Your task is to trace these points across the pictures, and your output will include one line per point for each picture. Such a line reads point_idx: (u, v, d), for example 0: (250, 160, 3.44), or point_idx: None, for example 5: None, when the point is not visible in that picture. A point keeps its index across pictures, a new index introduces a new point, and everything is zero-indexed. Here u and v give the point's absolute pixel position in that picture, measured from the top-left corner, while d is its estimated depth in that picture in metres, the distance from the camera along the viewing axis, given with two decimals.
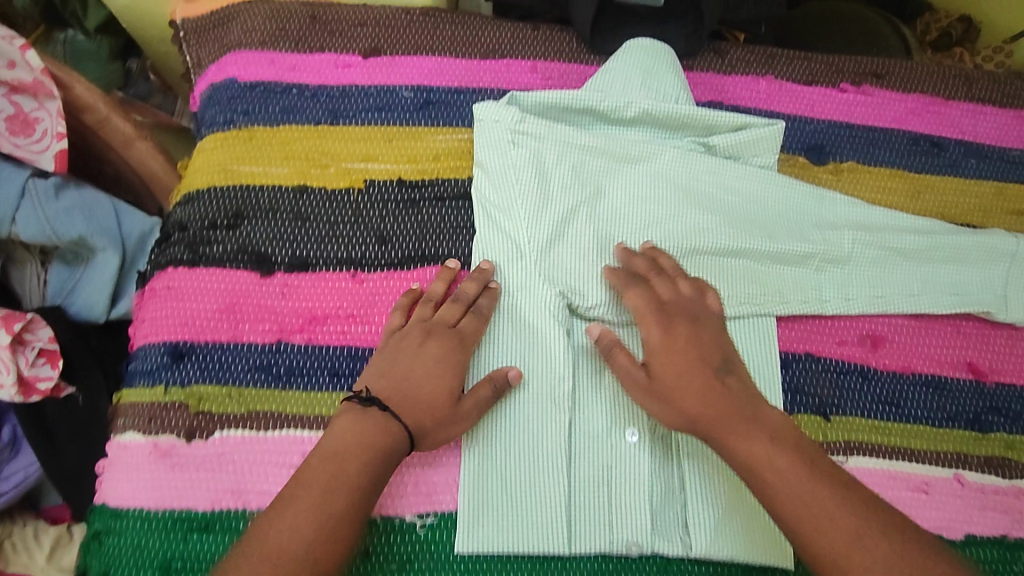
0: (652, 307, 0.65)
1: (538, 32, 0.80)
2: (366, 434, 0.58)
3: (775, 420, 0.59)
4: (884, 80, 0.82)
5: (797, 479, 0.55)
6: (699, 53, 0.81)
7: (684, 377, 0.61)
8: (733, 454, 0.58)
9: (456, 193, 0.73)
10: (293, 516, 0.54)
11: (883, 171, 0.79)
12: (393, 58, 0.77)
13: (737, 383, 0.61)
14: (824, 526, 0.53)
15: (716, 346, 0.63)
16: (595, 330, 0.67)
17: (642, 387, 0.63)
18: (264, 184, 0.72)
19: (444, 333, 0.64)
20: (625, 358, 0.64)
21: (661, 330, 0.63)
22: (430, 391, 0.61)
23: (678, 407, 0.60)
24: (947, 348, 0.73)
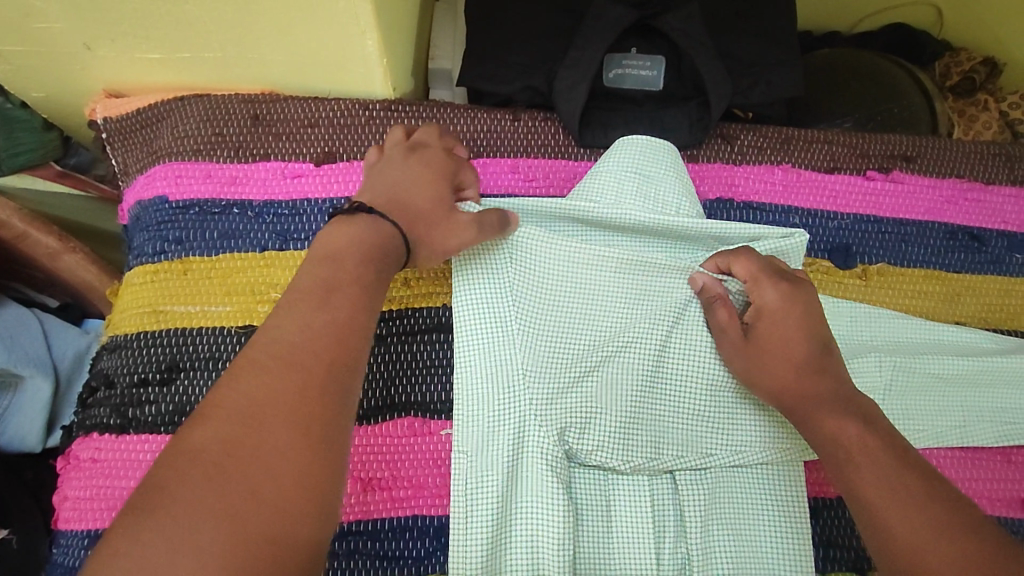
0: (768, 268, 0.58)
1: (519, 122, 0.69)
2: (377, 224, 0.51)
3: (876, 413, 0.53)
4: (914, 163, 0.72)
5: (884, 464, 0.48)
6: (705, 142, 0.70)
7: (790, 342, 0.56)
8: (818, 433, 0.52)
9: (429, 327, 0.62)
10: (298, 326, 0.44)
11: (918, 273, 0.69)
12: (351, 164, 0.67)
13: (837, 366, 0.55)
14: (896, 511, 0.46)
15: (824, 323, 0.57)
16: (698, 279, 0.61)
17: (739, 348, 0.58)
18: (203, 327, 0.61)
19: (427, 148, 0.58)
20: (729, 313, 0.59)
21: (778, 297, 0.57)
22: (422, 196, 0.55)
23: (770, 375, 0.56)
24: (999, 483, 0.63)
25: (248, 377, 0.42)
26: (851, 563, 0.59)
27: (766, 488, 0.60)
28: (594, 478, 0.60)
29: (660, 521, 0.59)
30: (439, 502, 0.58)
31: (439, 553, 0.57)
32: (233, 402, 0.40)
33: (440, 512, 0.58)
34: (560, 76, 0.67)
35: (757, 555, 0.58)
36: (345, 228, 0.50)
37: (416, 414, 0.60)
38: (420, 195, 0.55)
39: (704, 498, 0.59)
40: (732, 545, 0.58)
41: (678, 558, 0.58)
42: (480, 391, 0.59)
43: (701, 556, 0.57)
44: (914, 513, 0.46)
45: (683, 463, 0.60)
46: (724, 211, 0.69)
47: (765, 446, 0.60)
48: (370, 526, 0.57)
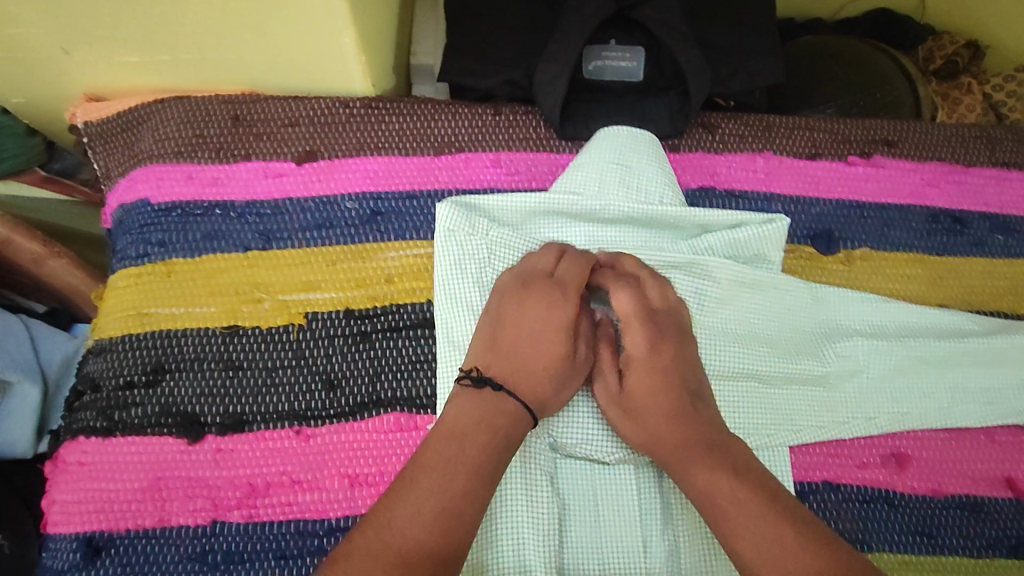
0: (639, 313, 0.58)
1: (500, 116, 0.69)
2: (500, 400, 0.52)
3: (751, 462, 0.51)
4: (896, 148, 0.72)
5: (752, 513, 0.46)
6: (686, 131, 0.70)
7: (654, 392, 0.55)
8: (690, 484, 0.50)
9: (414, 322, 0.62)
10: (414, 504, 0.45)
11: (901, 257, 0.69)
12: (332, 161, 0.67)
13: (705, 411, 0.55)
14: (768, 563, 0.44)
15: (693, 371, 0.58)
16: (597, 315, 0.62)
17: (614, 400, 0.57)
18: (187, 327, 0.61)
19: (543, 288, 0.57)
20: (609, 361, 0.58)
21: (646, 345, 0.57)
22: (544, 356, 0.56)
23: (643, 425, 0.55)
24: (983, 462, 0.64)
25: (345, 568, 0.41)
26: None
27: None
28: (579, 470, 0.60)
29: (645, 510, 0.59)
30: None
31: None
32: None
33: None
34: (540, 68, 0.67)
35: None
36: (465, 405, 0.52)
37: (402, 409, 0.60)
38: (540, 357, 0.55)
39: None
40: (718, 533, 0.58)
41: (664, 544, 0.58)
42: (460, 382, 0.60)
43: (688, 540, 0.58)
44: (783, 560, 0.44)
45: None
46: (706, 199, 0.69)
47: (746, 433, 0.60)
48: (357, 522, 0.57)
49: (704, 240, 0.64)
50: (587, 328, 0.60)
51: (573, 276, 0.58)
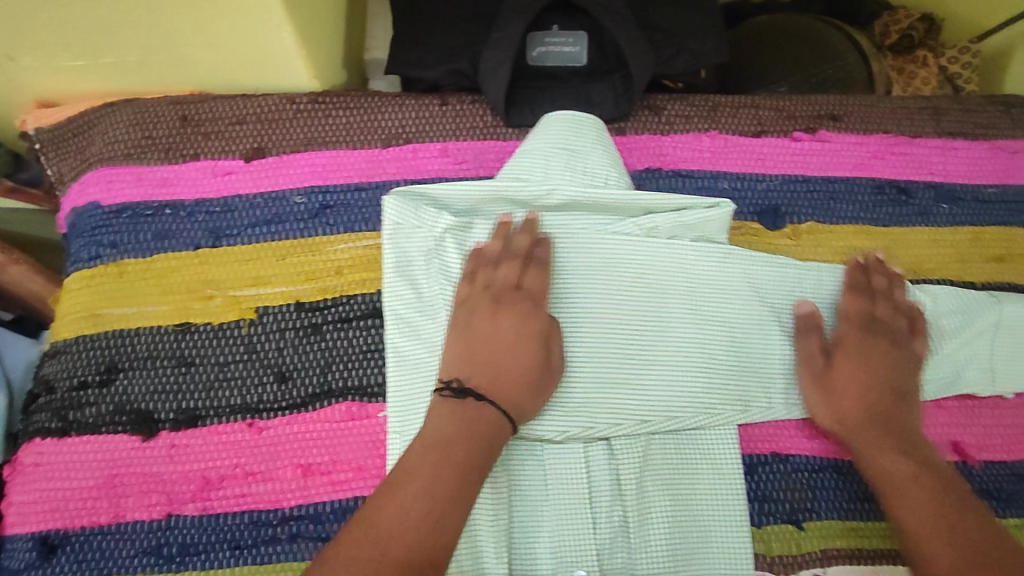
0: (866, 317, 0.64)
1: (447, 106, 0.70)
2: (479, 408, 0.54)
3: (934, 459, 0.58)
4: (841, 122, 0.72)
5: (925, 502, 0.55)
6: (632, 113, 0.71)
7: (860, 382, 0.62)
8: (872, 464, 0.59)
9: (364, 312, 0.63)
10: (403, 504, 0.47)
11: (845, 229, 0.70)
12: (280, 157, 0.67)
13: (905, 411, 0.61)
14: (931, 545, 0.53)
15: (906, 371, 0.63)
16: (806, 304, 0.65)
17: (816, 377, 0.62)
18: (140, 327, 0.62)
19: (514, 299, 0.59)
20: (815, 347, 0.63)
21: (857, 338, 0.63)
22: (522, 362, 0.57)
23: (836, 406, 0.61)
24: (929, 428, 0.64)
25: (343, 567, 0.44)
26: (786, 515, 0.62)
27: (694, 450, 0.61)
28: (528, 451, 0.60)
29: (596, 488, 0.60)
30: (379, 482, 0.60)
31: None
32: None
33: None
34: (484, 55, 0.67)
35: (692, 511, 0.60)
36: (447, 414, 0.53)
37: (353, 398, 0.61)
38: (516, 365, 0.56)
39: (638, 460, 0.60)
40: (664, 507, 0.59)
41: (613, 521, 0.59)
42: (412, 371, 0.61)
43: (636, 514, 0.59)
44: (944, 541, 0.53)
45: (619, 429, 0.60)
46: (652, 180, 0.70)
47: (697, 411, 0.62)
48: (310, 510, 0.59)
49: (651, 220, 0.64)
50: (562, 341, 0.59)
51: (535, 287, 0.60)
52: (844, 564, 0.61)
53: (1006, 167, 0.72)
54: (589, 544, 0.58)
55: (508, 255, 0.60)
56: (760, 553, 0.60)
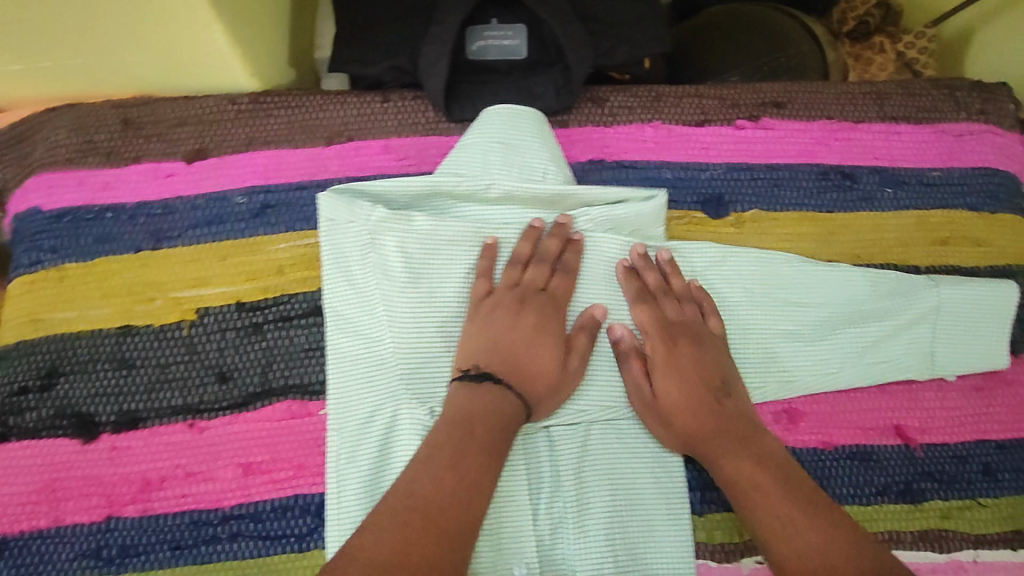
0: (661, 324, 0.62)
1: (389, 102, 0.70)
2: (498, 393, 0.57)
3: (777, 453, 0.58)
4: (785, 109, 0.72)
5: (774, 496, 0.54)
6: (574, 106, 0.70)
7: (685, 395, 0.59)
8: (719, 471, 0.57)
9: (305, 311, 0.64)
10: (435, 475, 0.51)
11: (790, 217, 0.70)
12: (222, 158, 0.67)
13: (732, 409, 0.60)
14: (782, 537, 0.51)
15: (719, 367, 0.61)
16: (619, 329, 0.63)
17: (647, 403, 0.61)
18: (81, 331, 0.62)
19: (538, 299, 0.62)
20: (640, 368, 0.61)
21: (666, 347, 0.61)
22: (537, 361, 0.60)
23: (673, 423, 0.59)
24: (870, 412, 0.66)
25: (385, 526, 0.47)
26: (727, 503, 0.62)
27: (632, 441, 0.62)
28: None
29: (538, 480, 0.61)
30: (318, 480, 0.60)
31: (321, 529, 0.59)
32: (378, 538, 0.45)
33: (321, 489, 0.60)
34: (425, 53, 0.67)
35: (631, 501, 0.60)
36: (472, 396, 0.57)
37: (294, 397, 0.62)
38: (535, 363, 0.60)
39: (576, 450, 0.61)
40: (603, 496, 0.60)
41: (553, 512, 0.60)
42: (353, 367, 0.61)
43: (575, 504, 0.59)
44: (792, 533, 0.51)
45: (554, 419, 0.61)
46: (596, 172, 0.69)
47: None
48: (250, 508, 0.59)
49: (587, 213, 0.65)
50: (583, 343, 0.62)
51: (561, 290, 0.63)
52: None
53: (950, 151, 0.72)
54: (529, 537, 0.58)
55: (535, 257, 0.63)
56: (702, 542, 0.61)
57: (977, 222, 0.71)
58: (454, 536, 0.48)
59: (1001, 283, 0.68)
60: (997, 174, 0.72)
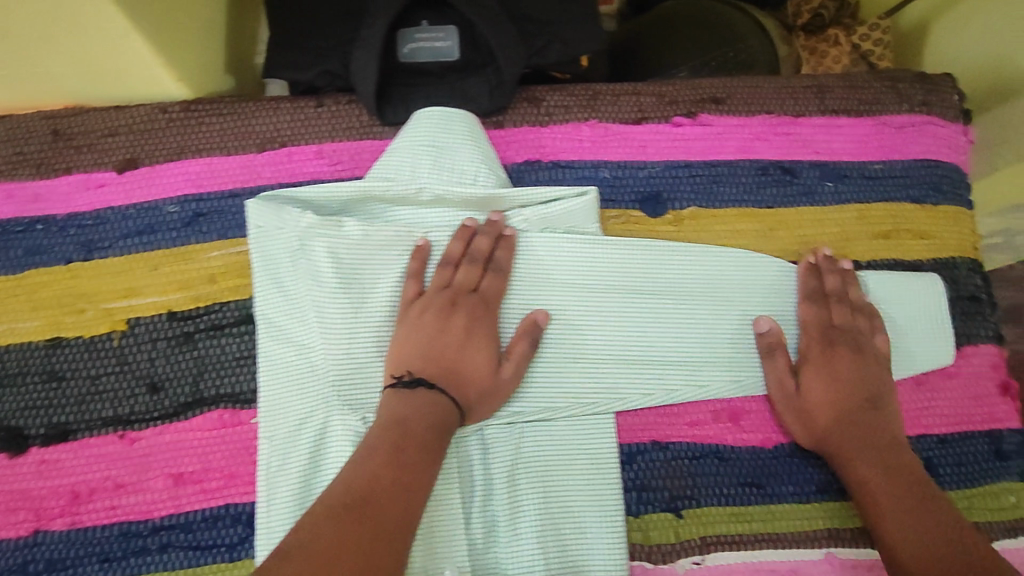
0: (823, 328, 0.64)
1: (323, 107, 0.69)
2: (429, 397, 0.57)
3: (911, 460, 0.59)
4: (724, 105, 0.71)
5: (901, 504, 0.56)
6: (510, 106, 0.70)
7: (830, 398, 0.61)
8: (852, 473, 0.59)
9: (237, 319, 0.64)
10: (366, 476, 0.51)
11: (729, 213, 0.69)
12: (153, 167, 0.66)
13: (878, 418, 0.61)
14: (902, 541, 0.54)
15: (875, 379, 0.62)
16: (764, 322, 0.64)
17: (789, 401, 0.62)
18: (11, 344, 0.63)
19: (468, 302, 0.61)
20: (783, 367, 0.63)
21: (823, 350, 0.63)
22: (470, 366, 0.60)
23: (812, 422, 0.61)
24: None
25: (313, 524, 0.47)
26: (662, 504, 0.62)
27: (565, 444, 0.62)
28: None
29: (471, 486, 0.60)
30: (250, 489, 0.60)
31: (252, 538, 0.59)
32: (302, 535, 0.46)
33: (252, 499, 0.60)
34: (356, 56, 0.65)
35: (565, 504, 0.60)
36: (405, 401, 0.57)
37: (225, 406, 0.62)
38: (467, 367, 0.59)
39: (510, 454, 0.61)
40: (536, 501, 0.60)
41: (486, 517, 0.60)
42: (284, 374, 0.61)
43: (508, 510, 0.59)
44: (918, 542, 0.54)
45: (489, 421, 0.61)
46: (531, 173, 0.69)
47: (571, 401, 0.62)
48: (181, 519, 0.59)
49: (520, 214, 0.65)
50: (522, 350, 0.61)
51: (492, 291, 0.62)
52: (726, 549, 0.62)
53: (892, 143, 0.71)
54: (461, 541, 0.58)
55: (467, 257, 0.62)
56: (638, 544, 0.61)
57: (919, 214, 0.70)
58: (381, 533, 0.48)
59: (928, 277, 0.68)
60: (940, 165, 0.72)
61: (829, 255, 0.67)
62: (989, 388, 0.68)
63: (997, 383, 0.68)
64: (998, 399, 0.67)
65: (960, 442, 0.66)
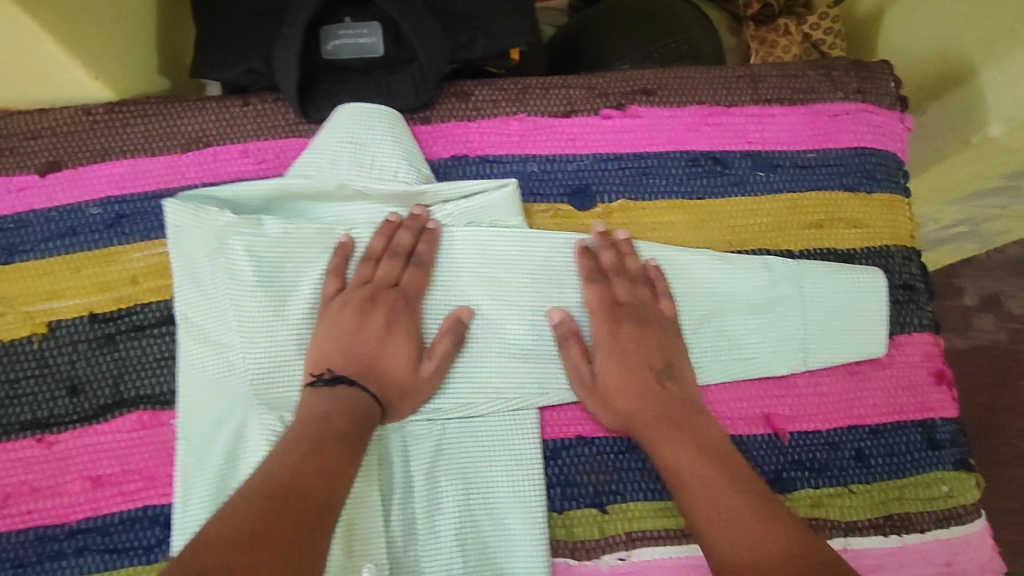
0: (606, 309, 0.63)
1: (249, 106, 0.68)
2: (351, 393, 0.56)
3: (715, 437, 0.59)
4: (655, 97, 0.69)
5: (709, 487, 0.55)
6: (437, 101, 0.68)
7: (621, 377, 0.61)
8: (662, 459, 0.58)
9: (158, 320, 0.64)
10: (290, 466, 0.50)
11: (660, 205, 0.68)
12: (77, 170, 0.66)
13: (669, 391, 0.61)
14: (718, 528, 0.53)
15: (663, 348, 0.62)
16: (557, 313, 0.63)
17: (586, 386, 0.62)
18: None
19: (388, 298, 0.61)
20: (578, 353, 0.62)
21: (608, 332, 0.62)
22: (389, 362, 0.59)
23: (613, 405, 0.61)
24: (741, 402, 0.65)
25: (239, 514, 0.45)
26: (586, 499, 0.62)
27: (486, 440, 0.62)
28: None
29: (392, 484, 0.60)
30: (167, 490, 0.60)
31: (168, 540, 0.59)
32: (231, 522, 0.44)
33: (169, 501, 0.60)
34: (278, 54, 0.64)
35: (484, 499, 0.61)
36: (325, 397, 0.55)
37: (146, 407, 0.62)
38: (386, 363, 0.59)
39: (430, 450, 0.61)
40: (454, 496, 0.60)
41: (406, 515, 0.60)
42: (203, 373, 0.60)
43: (427, 506, 0.60)
44: (730, 527, 0.52)
45: (410, 417, 0.61)
46: (459, 168, 0.68)
47: (494, 397, 0.62)
48: (97, 522, 0.59)
49: (444, 209, 0.65)
50: (443, 347, 0.61)
51: (413, 286, 0.62)
52: (653, 545, 0.61)
53: (827, 131, 0.70)
54: (381, 540, 0.58)
55: (388, 253, 0.62)
56: (563, 540, 0.61)
57: (854, 203, 0.69)
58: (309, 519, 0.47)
59: (858, 267, 0.67)
60: (876, 153, 0.71)
61: (604, 230, 0.65)
62: (923, 377, 0.68)
63: (932, 371, 0.68)
64: (932, 388, 0.67)
65: (893, 432, 0.66)
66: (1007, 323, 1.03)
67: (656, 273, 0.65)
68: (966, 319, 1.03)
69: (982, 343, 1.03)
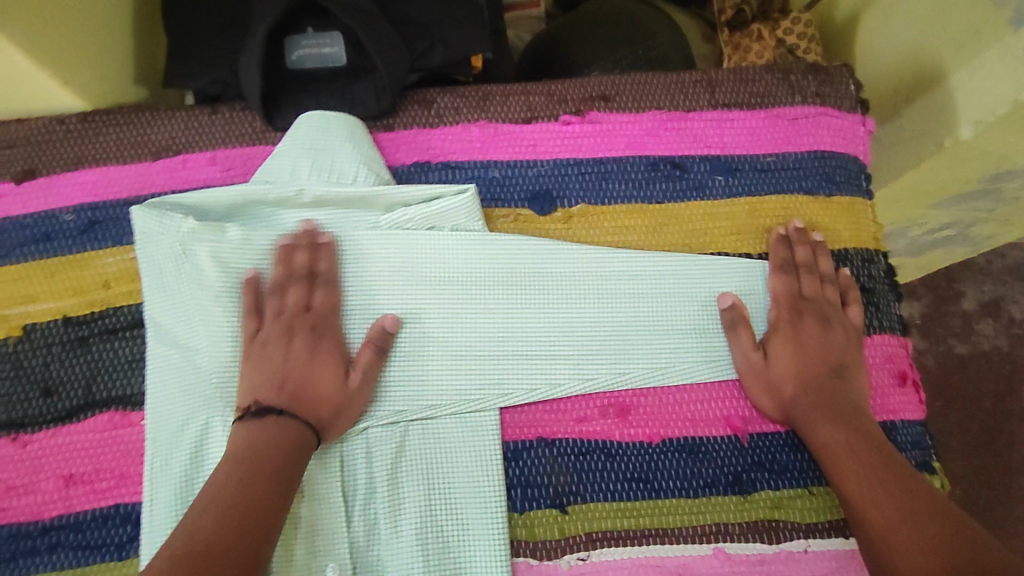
0: (792, 299, 0.66)
1: (218, 114, 0.70)
2: (278, 423, 0.57)
3: (869, 425, 0.60)
4: (612, 102, 0.71)
5: (869, 467, 0.56)
6: (400, 108, 0.70)
7: (794, 366, 0.63)
8: (812, 438, 0.60)
9: (128, 323, 0.65)
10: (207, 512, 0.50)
11: (619, 210, 0.69)
12: (50, 177, 0.68)
13: (843, 386, 0.62)
14: (875, 507, 0.54)
15: (841, 349, 0.64)
16: (726, 299, 0.66)
17: (755, 372, 0.64)
18: None
19: (301, 321, 0.62)
20: (747, 341, 0.64)
21: (789, 324, 0.65)
22: (316, 381, 0.61)
23: (778, 391, 0.63)
24: (700, 404, 0.65)
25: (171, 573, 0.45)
26: (547, 500, 0.63)
27: (445, 442, 0.63)
28: None
29: (354, 485, 0.62)
30: (138, 489, 0.62)
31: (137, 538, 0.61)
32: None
33: (138, 500, 0.62)
34: (243, 64, 0.66)
35: (446, 499, 0.62)
36: (257, 430, 0.57)
37: (116, 408, 0.64)
38: (308, 383, 0.60)
39: (391, 450, 0.62)
40: (416, 496, 0.62)
41: (369, 516, 0.61)
42: (168, 373, 0.62)
43: (389, 508, 0.61)
44: (881, 505, 0.53)
45: (371, 419, 0.63)
46: (421, 174, 0.69)
47: (453, 398, 0.64)
48: (70, 519, 0.61)
49: (404, 211, 0.66)
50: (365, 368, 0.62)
51: (321, 305, 0.63)
52: (613, 546, 0.62)
53: (785, 135, 0.71)
54: (342, 541, 0.60)
55: (291, 278, 0.63)
56: (523, 540, 0.62)
57: (812, 206, 0.70)
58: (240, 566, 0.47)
59: None
60: (834, 156, 0.71)
61: (800, 227, 0.68)
62: (884, 380, 0.68)
63: (895, 373, 0.68)
64: (894, 390, 0.68)
65: None
66: (1009, 328, 1.03)
67: (844, 280, 0.68)
68: (967, 325, 1.03)
69: (984, 347, 1.02)
